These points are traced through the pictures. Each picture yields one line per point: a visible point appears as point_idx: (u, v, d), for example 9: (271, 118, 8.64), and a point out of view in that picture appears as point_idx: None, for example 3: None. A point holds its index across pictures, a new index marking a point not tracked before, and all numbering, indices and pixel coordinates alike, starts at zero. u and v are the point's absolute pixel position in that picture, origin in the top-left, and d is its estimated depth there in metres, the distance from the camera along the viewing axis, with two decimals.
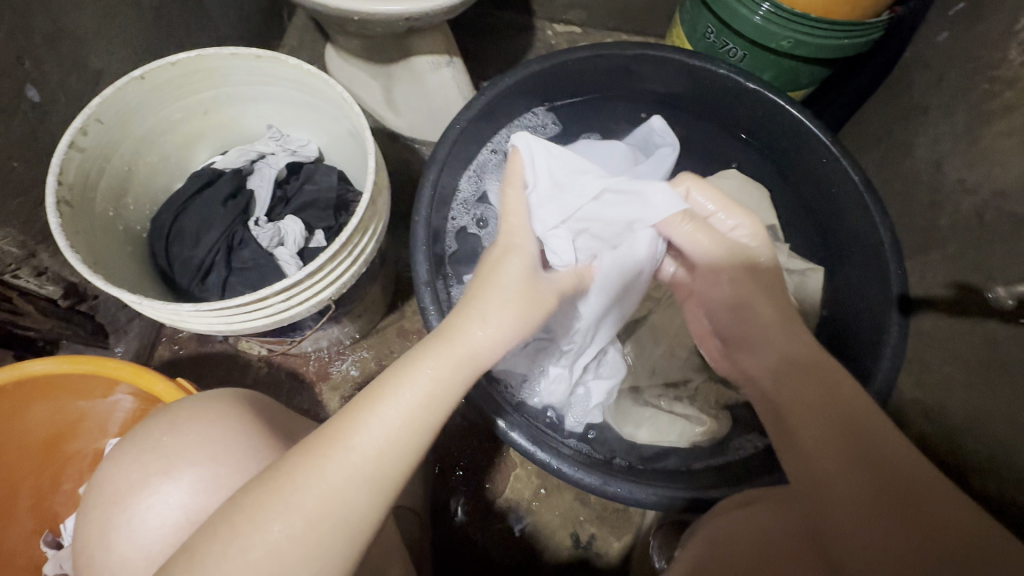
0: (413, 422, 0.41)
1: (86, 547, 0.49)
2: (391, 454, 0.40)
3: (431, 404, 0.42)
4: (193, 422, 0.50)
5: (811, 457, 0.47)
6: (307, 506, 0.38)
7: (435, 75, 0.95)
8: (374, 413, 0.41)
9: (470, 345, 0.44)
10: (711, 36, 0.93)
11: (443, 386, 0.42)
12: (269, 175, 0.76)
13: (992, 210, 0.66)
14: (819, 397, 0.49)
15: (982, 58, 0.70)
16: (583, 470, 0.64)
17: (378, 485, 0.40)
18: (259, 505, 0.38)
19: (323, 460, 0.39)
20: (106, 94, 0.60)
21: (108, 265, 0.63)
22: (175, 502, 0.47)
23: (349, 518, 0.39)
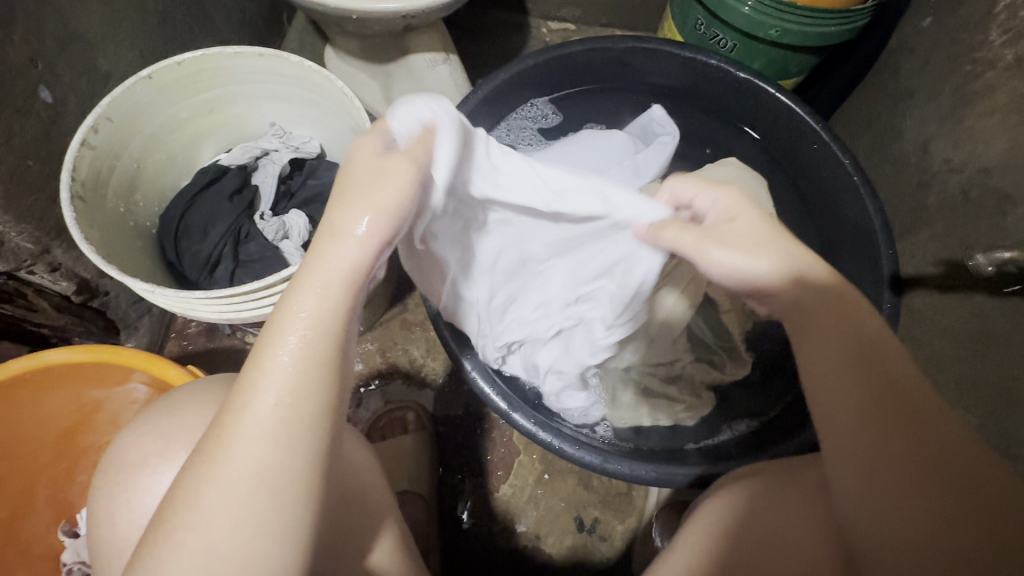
0: (299, 360, 0.36)
1: (94, 526, 0.50)
2: (292, 398, 0.36)
3: (317, 341, 0.36)
4: (189, 406, 0.51)
5: (836, 432, 0.42)
6: (229, 475, 0.35)
7: (433, 72, 0.97)
8: (258, 368, 0.36)
9: (342, 267, 0.36)
10: (701, 28, 0.95)
11: (327, 312, 0.36)
12: (273, 171, 0.79)
13: (977, 187, 0.68)
14: (835, 339, 0.42)
15: (964, 41, 0.72)
16: (583, 449, 0.66)
17: (291, 431, 0.36)
18: (194, 484, 0.36)
19: (229, 428, 0.36)
20: (116, 93, 0.62)
21: (119, 258, 0.65)
22: (172, 482, 0.48)
23: (275, 468, 0.36)
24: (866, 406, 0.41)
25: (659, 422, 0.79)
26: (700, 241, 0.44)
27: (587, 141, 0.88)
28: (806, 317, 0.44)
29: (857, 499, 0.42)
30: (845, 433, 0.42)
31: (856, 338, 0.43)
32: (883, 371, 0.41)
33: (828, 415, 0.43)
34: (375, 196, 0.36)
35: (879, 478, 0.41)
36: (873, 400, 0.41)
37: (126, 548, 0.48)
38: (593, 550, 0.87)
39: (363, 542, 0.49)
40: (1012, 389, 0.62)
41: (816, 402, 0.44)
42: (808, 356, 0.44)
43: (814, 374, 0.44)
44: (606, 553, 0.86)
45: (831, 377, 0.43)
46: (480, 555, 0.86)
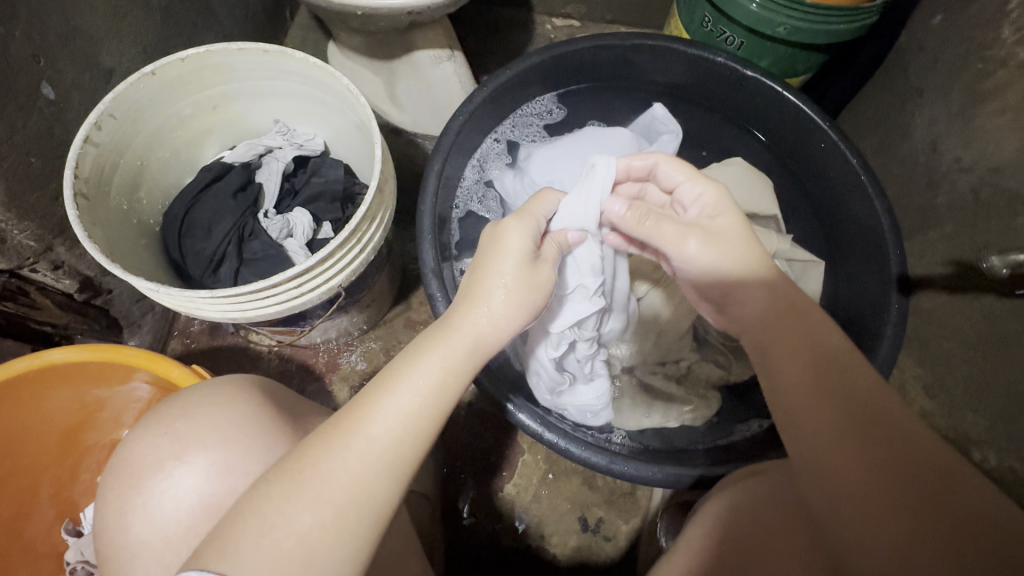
0: (425, 404, 0.42)
1: (104, 530, 0.49)
2: (407, 437, 0.41)
3: (441, 391, 0.43)
4: (203, 407, 0.50)
5: (817, 445, 0.44)
6: (328, 492, 0.39)
7: (437, 70, 0.96)
8: (387, 397, 0.42)
9: (482, 335, 0.46)
10: (708, 24, 0.94)
11: (454, 365, 0.44)
12: (277, 169, 0.77)
13: (988, 187, 0.67)
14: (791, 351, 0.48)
15: (975, 39, 0.71)
16: (591, 450, 0.65)
17: (397, 466, 0.41)
18: (284, 493, 0.38)
19: (342, 446, 0.40)
20: (119, 89, 0.61)
21: (123, 256, 0.65)
22: (189, 487, 0.48)
23: (368, 496, 0.39)
24: (842, 417, 0.43)
25: (666, 423, 0.78)
26: (685, 231, 0.53)
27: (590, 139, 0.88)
28: (774, 350, 0.49)
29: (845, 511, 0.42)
30: (825, 441, 0.43)
31: (824, 358, 0.46)
32: (850, 389, 0.44)
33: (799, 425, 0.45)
34: (526, 287, 0.47)
35: (870, 494, 0.41)
36: (848, 416, 0.43)
37: (139, 553, 0.47)
38: (597, 550, 0.86)
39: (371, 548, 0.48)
40: (1022, 392, 0.62)
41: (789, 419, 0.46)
42: (775, 370, 0.49)
43: (786, 397, 0.47)
44: (610, 553, 0.86)
45: (798, 393, 0.46)
46: (487, 555, 0.86)
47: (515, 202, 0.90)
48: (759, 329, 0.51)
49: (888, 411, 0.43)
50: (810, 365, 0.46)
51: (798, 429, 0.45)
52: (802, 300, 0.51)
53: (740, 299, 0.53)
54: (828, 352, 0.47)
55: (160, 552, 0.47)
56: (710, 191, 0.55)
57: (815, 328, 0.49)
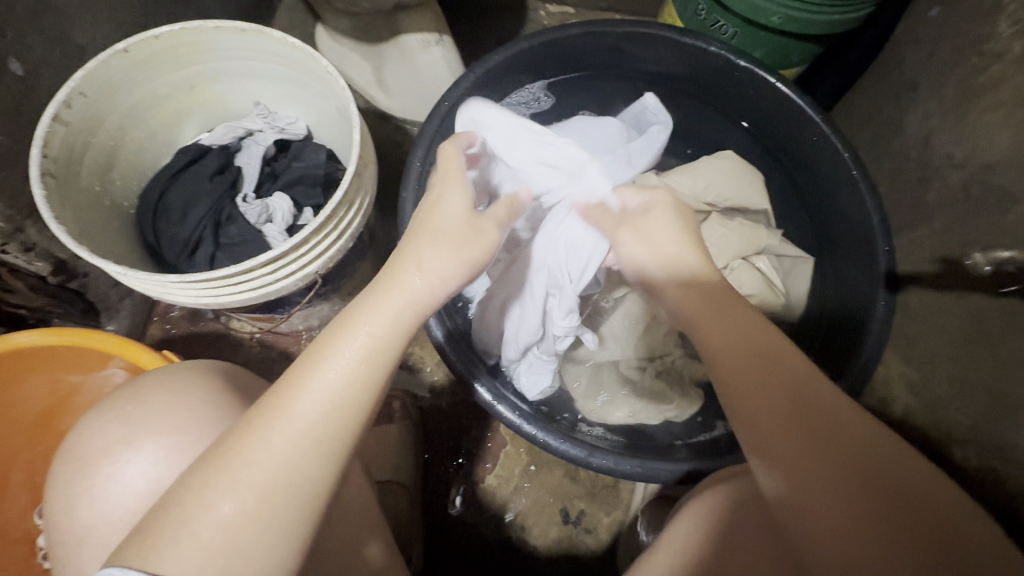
0: (354, 376, 0.40)
1: (49, 512, 0.48)
2: (336, 411, 0.39)
3: (371, 360, 0.40)
4: (156, 394, 0.49)
5: (767, 440, 0.42)
6: (253, 476, 0.37)
7: (425, 54, 0.94)
8: (314, 373, 0.39)
9: (413, 297, 0.43)
10: (702, 13, 0.92)
11: (387, 336, 0.41)
12: (256, 152, 0.76)
13: (978, 184, 0.66)
14: (738, 350, 0.46)
15: (971, 32, 0.70)
16: (567, 442, 0.65)
17: (326, 446, 0.38)
18: (208, 479, 0.37)
19: (267, 426, 0.38)
20: (89, 66, 0.59)
21: (94, 239, 0.63)
22: (138, 472, 0.47)
23: (299, 478, 0.37)
24: (780, 412, 0.42)
25: (647, 419, 0.77)
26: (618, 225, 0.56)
27: (579, 129, 0.86)
28: (711, 352, 0.47)
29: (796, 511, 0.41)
30: (761, 432, 0.43)
31: (760, 351, 0.45)
32: (789, 381, 0.43)
33: (756, 428, 0.43)
34: (464, 243, 0.45)
35: (824, 493, 0.39)
36: (788, 410, 0.42)
37: (85, 539, 0.46)
38: (578, 543, 0.86)
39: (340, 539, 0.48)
40: (1005, 392, 0.61)
41: (743, 418, 0.44)
42: (719, 369, 0.47)
43: (732, 394, 0.45)
44: (591, 545, 0.86)
45: (748, 387, 0.44)
46: (467, 545, 0.86)
47: None
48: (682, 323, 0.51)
49: (831, 403, 0.42)
50: (754, 363, 0.45)
51: (752, 422, 0.43)
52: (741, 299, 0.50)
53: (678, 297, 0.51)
54: (767, 348, 0.46)
55: (105, 537, 0.46)
56: (652, 198, 0.56)
57: (752, 326, 0.47)
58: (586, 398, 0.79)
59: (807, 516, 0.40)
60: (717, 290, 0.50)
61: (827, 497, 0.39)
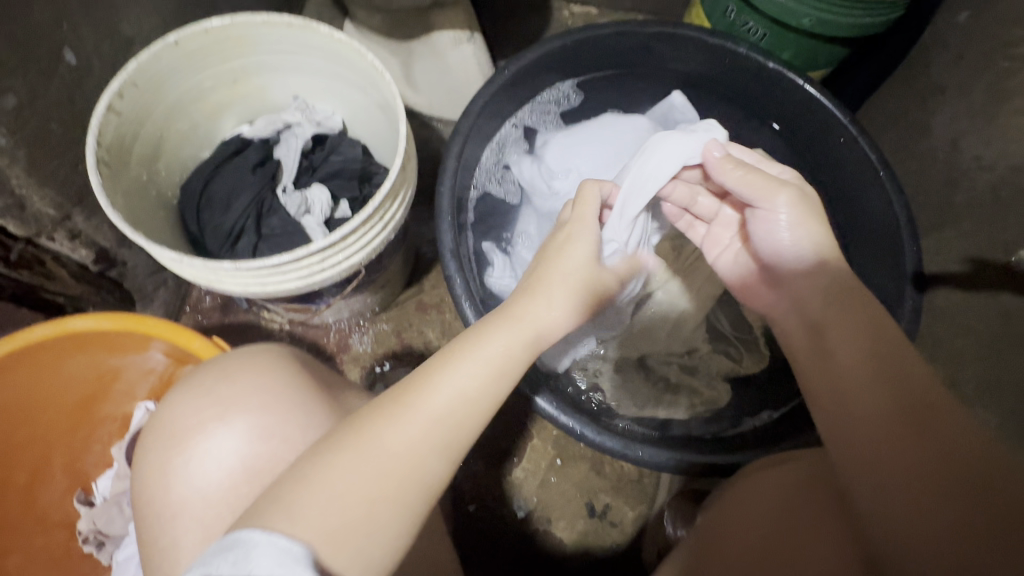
0: (485, 381, 0.45)
1: (140, 488, 0.50)
2: (469, 407, 0.44)
3: (499, 365, 0.47)
4: (243, 372, 0.51)
5: (858, 420, 0.45)
6: (399, 450, 0.41)
7: (456, 51, 0.96)
8: (454, 370, 0.45)
9: (538, 318, 0.51)
10: (731, 14, 0.93)
11: (512, 348, 0.48)
12: (295, 145, 0.77)
13: (1008, 185, 0.68)
14: (852, 338, 0.49)
15: (1000, 36, 0.71)
16: (607, 434, 0.66)
17: (459, 438, 0.43)
18: (355, 453, 0.40)
19: (412, 410, 0.42)
20: (142, 58, 0.61)
21: (142, 228, 0.65)
22: (230, 450, 0.48)
23: (432, 461, 0.42)
24: (876, 392, 0.45)
25: (672, 413, 0.79)
26: (774, 198, 0.55)
27: (611, 125, 0.88)
28: (833, 338, 0.50)
29: (858, 472, 0.44)
30: (859, 412, 0.45)
31: (882, 345, 0.47)
32: (897, 372, 0.45)
33: (849, 406, 0.46)
34: (573, 281, 0.54)
35: (899, 476, 0.41)
36: (888, 397, 0.44)
37: (178, 513, 0.47)
38: (604, 536, 0.87)
39: None
40: None
41: (841, 398, 0.47)
42: (831, 351, 0.50)
43: (835, 372, 0.49)
44: (616, 539, 0.87)
45: (850, 371, 0.47)
46: (496, 536, 0.87)
47: (532, 188, 0.89)
48: (810, 309, 0.53)
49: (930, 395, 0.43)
50: (870, 352, 0.47)
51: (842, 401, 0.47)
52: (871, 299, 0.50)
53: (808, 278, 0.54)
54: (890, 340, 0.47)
55: (199, 512, 0.47)
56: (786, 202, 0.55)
57: (876, 319, 0.49)
58: (609, 390, 0.80)
59: (884, 491, 0.42)
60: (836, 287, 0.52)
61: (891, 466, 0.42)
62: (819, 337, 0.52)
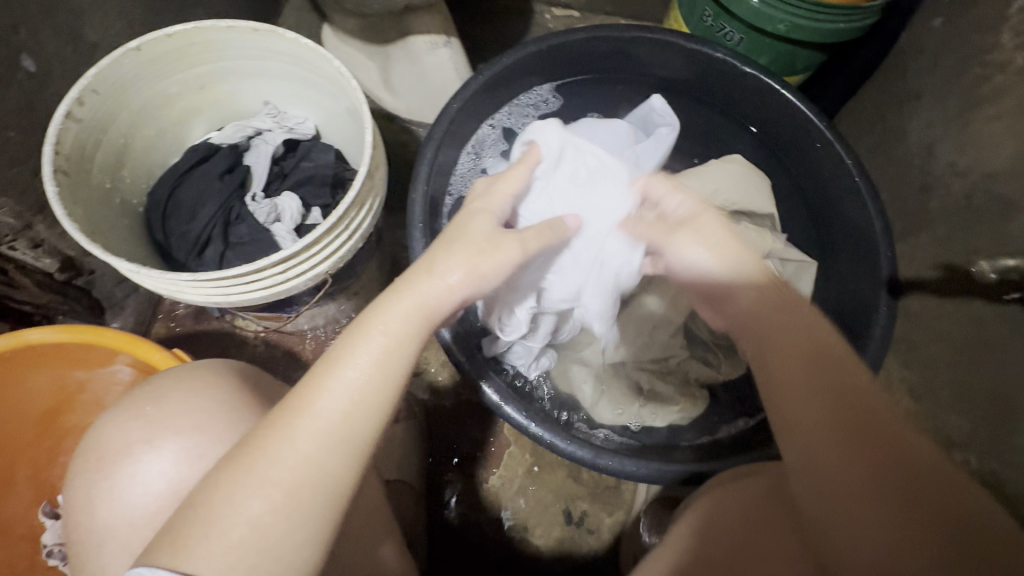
0: (374, 378, 0.41)
1: (69, 512, 0.49)
2: (355, 411, 0.40)
3: (387, 360, 0.42)
4: (175, 391, 0.50)
5: (816, 445, 0.45)
6: (279, 474, 0.38)
7: (433, 56, 0.95)
8: (330, 376, 0.41)
9: (428, 298, 0.44)
10: (709, 19, 0.93)
11: (403, 335, 0.43)
12: (266, 151, 0.76)
13: (981, 193, 0.67)
14: (793, 346, 0.49)
15: (975, 42, 0.71)
16: (573, 443, 0.65)
17: (347, 446, 0.40)
18: (231, 481, 0.38)
19: (291, 430, 0.39)
20: (103, 64, 0.60)
21: (104, 236, 0.64)
22: (159, 472, 0.47)
23: (318, 481, 0.39)
24: (836, 423, 0.44)
25: (652, 420, 0.78)
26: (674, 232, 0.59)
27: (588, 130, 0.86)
28: (768, 351, 0.50)
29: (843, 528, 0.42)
30: (816, 433, 0.45)
31: (825, 360, 0.47)
32: (862, 406, 0.45)
33: (799, 428, 0.46)
34: (485, 246, 0.47)
35: (855, 492, 0.42)
36: (841, 415, 0.45)
37: (107, 538, 0.46)
38: (580, 543, 0.86)
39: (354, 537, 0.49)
40: (1007, 397, 0.62)
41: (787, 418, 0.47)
42: (772, 369, 0.49)
43: (786, 408, 0.47)
44: (593, 546, 0.86)
45: (796, 391, 0.47)
46: (469, 546, 0.86)
47: None
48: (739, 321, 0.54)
49: (896, 424, 0.44)
50: (812, 367, 0.47)
51: (805, 446, 0.45)
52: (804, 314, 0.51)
53: (729, 299, 0.55)
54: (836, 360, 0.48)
55: (125, 539, 0.46)
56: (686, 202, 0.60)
57: (815, 338, 0.49)
58: (588, 391, 0.79)
59: (840, 513, 0.43)
60: (762, 289, 0.53)
61: (877, 515, 0.41)
62: (764, 359, 0.50)
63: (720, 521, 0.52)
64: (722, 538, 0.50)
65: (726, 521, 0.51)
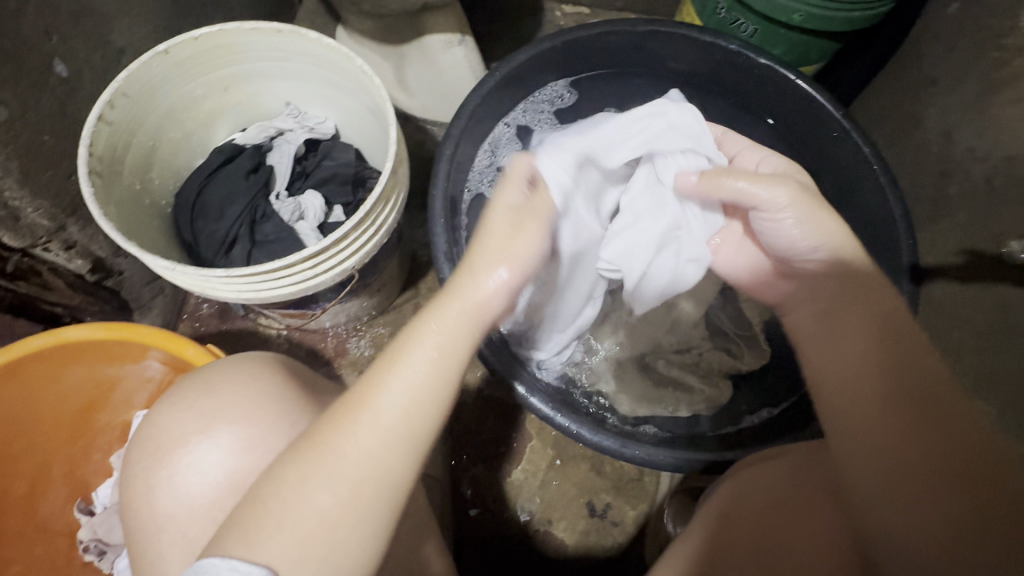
0: (430, 376, 0.41)
1: (128, 502, 0.50)
2: (414, 410, 0.40)
3: (444, 360, 0.41)
4: (227, 383, 0.51)
5: (863, 420, 0.44)
6: (344, 471, 0.38)
7: (448, 54, 0.96)
8: (393, 372, 0.40)
9: (477, 301, 0.42)
10: (721, 12, 0.93)
11: (459, 336, 0.42)
12: (288, 151, 0.77)
13: (1002, 176, 0.67)
14: (862, 323, 0.48)
15: (991, 27, 0.71)
16: (602, 434, 0.66)
17: (404, 445, 0.40)
18: (300, 474, 0.39)
19: (353, 425, 0.39)
20: (132, 68, 0.61)
21: (135, 236, 0.65)
22: (216, 462, 0.48)
23: (377, 478, 0.39)
24: (896, 403, 0.43)
25: (675, 410, 0.78)
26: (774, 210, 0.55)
27: None
28: (841, 328, 0.49)
29: (884, 506, 0.41)
30: (866, 413, 0.44)
31: (894, 336, 0.46)
32: (914, 376, 0.43)
33: (848, 407, 0.46)
34: (513, 220, 0.45)
35: (902, 472, 0.41)
36: (897, 392, 0.43)
37: (167, 527, 0.47)
38: (604, 535, 0.87)
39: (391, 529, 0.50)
40: None
41: (838, 394, 0.47)
42: (837, 340, 0.49)
43: (843, 379, 0.47)
44: (617, 538, 0.87)
45: (859, 366, 0.46)
46: (496, 540, 0.87)
47: None
48: (818, 294, 0.54)
49: (951, 400, 0.43)
50: (877, 343, 0.46)
51: (852, 417, 0.45)
52: (880, 287, 0.50)
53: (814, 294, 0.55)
54: (902, 331, 0.46)
55: (183, 527, 0.47)
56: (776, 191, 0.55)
57: (887, 311, 0.48)
58: (612, 388, 0.80)
59: (891, 496, 0.41)
60: (845, 280, 0.51)
61: (923, 495, 0.40)
62: (836, 332, 0.50)
63: (753, 505, 0.51)
64: (757, 523, 0.50)
65: (767, 511, 0.51)
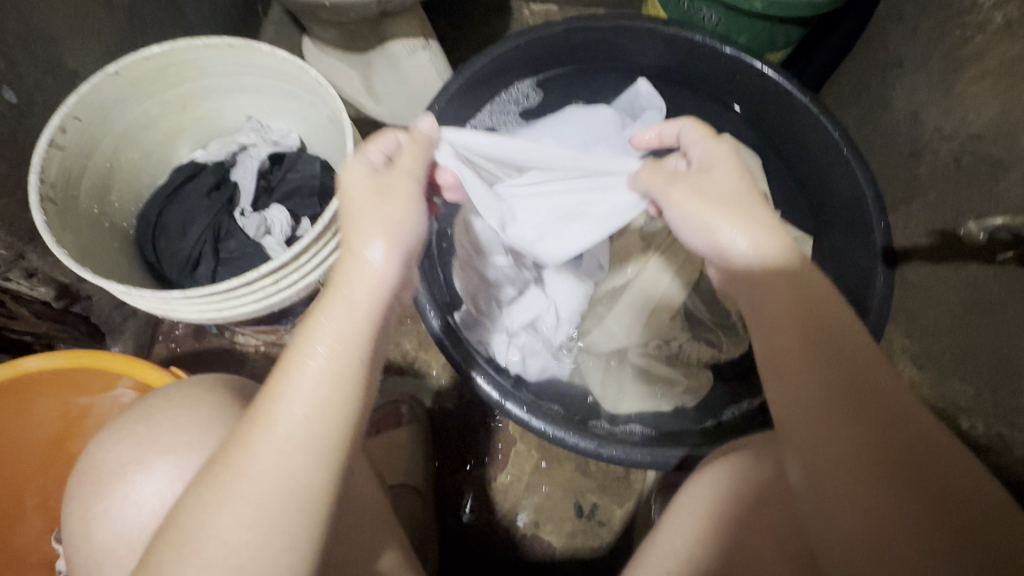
0: (331, 379, 0.39)
1: (69, 538, 0.50)
2: (318, 414, 0.38)
3: (342, 359, 0.39)
4: (167, 413, 0.50)
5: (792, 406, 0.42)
6: (247, 490, 0.38)
7: (413, 59, 0.95)
8: (286, 381, 0.39)
9: (364, 283, 0.41)
10: (685, 3, 0.92)
11: (351, 329, 0.40)
12: (251, 166, 0.76)
13: (968, 154, 0.67)
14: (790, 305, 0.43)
15: (953, 6, 0.70)
16: (577, 434, 0.65)
17: (317, 448, 0.38)
18: (208, 496, 0.38)
19: (252, 441, 0.38)
20: (82, 92, 0.60)
21: (97, 260, 0.65)
22: (153, 492, 0.48)
23: (294, 487, 0.38)
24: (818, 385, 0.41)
25: (659, 407, 0.78)
26: (678, 181, 0.50)
27: (571, 119, 0.86)
28: (764, 312, 0.44)
29: (818, 503, 0.41)
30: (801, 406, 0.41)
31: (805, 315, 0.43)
32: (839, 361, 0.41)
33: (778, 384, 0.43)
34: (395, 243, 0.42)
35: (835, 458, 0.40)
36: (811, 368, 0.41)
37: (106, 561, 0.47)
38: (592, 535, 0.86)
39: (352, 546, 0.49)
40: (1009, 356, 0.61)
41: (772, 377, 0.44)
42: (766, 330, 0.44)
43: (778, 381, 0.43)
44: (605, 537, 0.86)
45: (789, 353, 0.43)
46: (482, 546, 0.86)
47: None
48: (745, 287, 0.46)
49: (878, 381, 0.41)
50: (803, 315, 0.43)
51: (782, 415, 0.43)
52: (816, 276, 0.45)
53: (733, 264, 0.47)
54: (826, 310, 0.43)
55: (126, 558, 0.47)
56: (715, 147, 0.52)
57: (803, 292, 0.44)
58: (600, 391, 0.79)
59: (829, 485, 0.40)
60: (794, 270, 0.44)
61: (851, 484, 0.39)
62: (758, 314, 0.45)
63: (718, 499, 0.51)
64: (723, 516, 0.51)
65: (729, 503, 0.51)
